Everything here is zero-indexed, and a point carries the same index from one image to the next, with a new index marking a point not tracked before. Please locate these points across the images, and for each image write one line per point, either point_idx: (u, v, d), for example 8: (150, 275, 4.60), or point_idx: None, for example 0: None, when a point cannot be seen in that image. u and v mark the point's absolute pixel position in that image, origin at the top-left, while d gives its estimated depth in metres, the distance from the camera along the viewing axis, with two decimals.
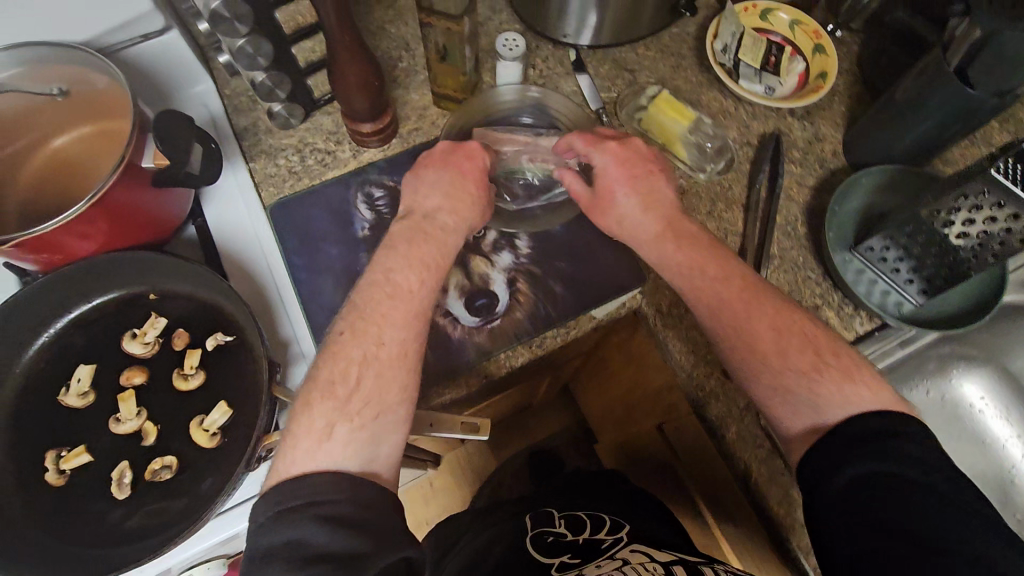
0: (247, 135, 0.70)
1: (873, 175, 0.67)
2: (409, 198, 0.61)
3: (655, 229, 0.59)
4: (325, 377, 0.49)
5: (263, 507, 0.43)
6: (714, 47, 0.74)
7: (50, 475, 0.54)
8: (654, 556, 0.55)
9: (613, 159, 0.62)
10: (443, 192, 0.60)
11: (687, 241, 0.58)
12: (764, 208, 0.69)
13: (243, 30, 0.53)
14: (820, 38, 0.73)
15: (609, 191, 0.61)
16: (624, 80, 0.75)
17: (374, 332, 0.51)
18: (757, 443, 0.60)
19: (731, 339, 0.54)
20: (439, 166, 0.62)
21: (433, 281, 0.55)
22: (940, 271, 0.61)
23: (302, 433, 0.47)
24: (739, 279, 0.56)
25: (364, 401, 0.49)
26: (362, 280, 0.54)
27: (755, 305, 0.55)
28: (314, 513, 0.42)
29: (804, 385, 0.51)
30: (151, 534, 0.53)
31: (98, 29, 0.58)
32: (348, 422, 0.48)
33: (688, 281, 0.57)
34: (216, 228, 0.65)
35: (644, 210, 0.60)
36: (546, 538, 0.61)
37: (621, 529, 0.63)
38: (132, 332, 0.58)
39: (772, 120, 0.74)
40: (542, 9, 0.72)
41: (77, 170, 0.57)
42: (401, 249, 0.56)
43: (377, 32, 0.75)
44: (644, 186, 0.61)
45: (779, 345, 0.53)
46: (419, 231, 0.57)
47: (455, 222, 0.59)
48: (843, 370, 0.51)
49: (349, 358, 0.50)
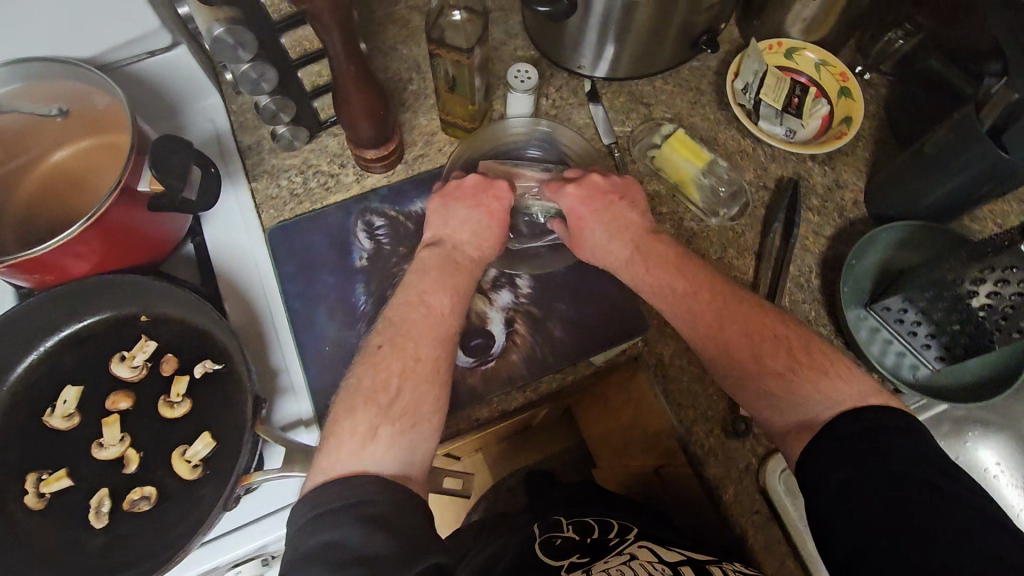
0: (250, 154, 0.69)
1: (894, 230, 0.64)
2: (437, 226, 0.59)
3: (625, 253, 0.59)
4: (368, 385, 0.48)
5: (301, 511, 0.40)
6: (734, 86, 0.71)
7: (29, 498, 0.53)
8: (662, 556, 0.51)
9: (575, 200, 0.61)
10: (472, 228, 0.59)
11: (656, 263, 0.58)
12: (777, 257, 0.67)
13: (246, 56, 0.52)
14: (847, 81, 0.70)
15: (580, 229, 0.61)
16: (639, 114, 0.73)
17: (411, 346, 0.50)
18: (753, 508, 0.58)
19: (709, 352, 0.54)
20: (469, 203, 0.60)
21: (462, 306, 0.54)
22: (961, 340, 0.58)
23: (345, 437, 0.45)
24: (707, 293, 0.55)
25: (403, 410, 0.47)
26: (396, 299, 0.53)
27: (725, 316, 0.54)
28: (353, 512, 0.39)
29: (784, 389, 0.51)
30: (128, 565, 0.52)
31: (103, 46, 0.57)
32: (389, 428, 0.46)
33: (663, 301, 0.56)
34: (213, 249, 0.64)
35: (611, 246, 0.60)
36: (553, 540, 0.58)
37: (629, 528, 0.58)
38: (121, 354, 0.57)
39: (792, 164, 0.71)
40: (558, 41, 0.69)
41: (75, 186, 0.56)
42: (433, 275, 0.55)
43: (388, 52, 0.73)
44: (608, 217, 0.60)
45: (754, 350, 0.52)
46: (450, 261, 0.56)
47: (478, 253, 0.58)
48: (817, 366, 0.51)
49: (389, 370, 0.48)
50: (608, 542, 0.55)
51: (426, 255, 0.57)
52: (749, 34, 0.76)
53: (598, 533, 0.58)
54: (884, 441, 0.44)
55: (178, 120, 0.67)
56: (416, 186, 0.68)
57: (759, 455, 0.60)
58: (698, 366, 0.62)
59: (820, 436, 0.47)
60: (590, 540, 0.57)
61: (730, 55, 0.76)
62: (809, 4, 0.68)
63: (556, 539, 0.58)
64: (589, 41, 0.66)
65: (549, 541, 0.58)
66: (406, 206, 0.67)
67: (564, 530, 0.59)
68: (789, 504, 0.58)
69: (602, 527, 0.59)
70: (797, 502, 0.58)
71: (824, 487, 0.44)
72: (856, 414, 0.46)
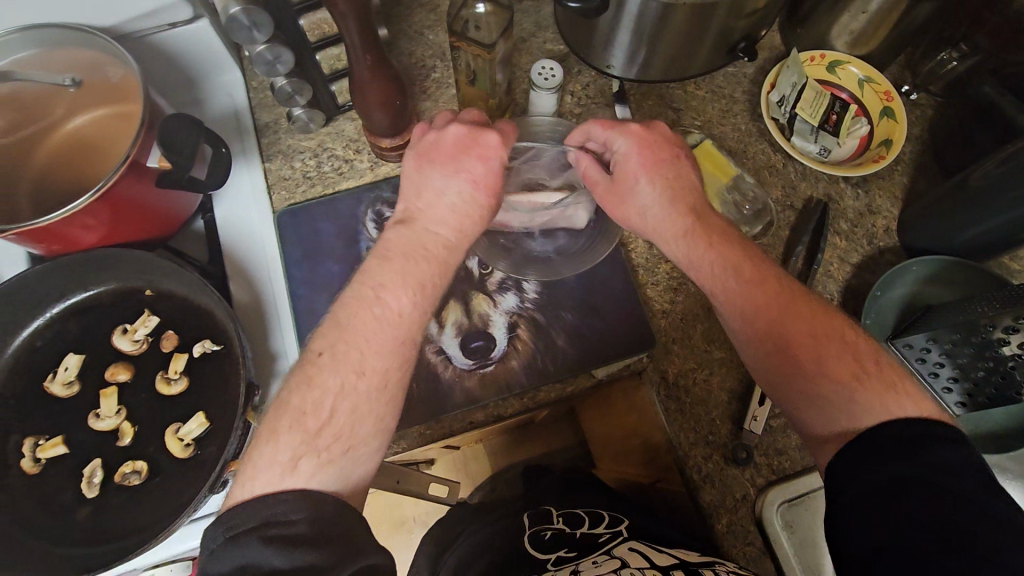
0: (266, 132, 0.67)
1: (925, 264, 0.61)
2: (409, 198, 0.51)
3: (682, 221, 0.52)
4: (296, 403, 0.43)
5: (213, 533, 0.38)
6: (769, 99, 0.68)
7: (26, 462, 0.53)
8: (652, 558, 0.45)
9: (635, 144, 0.55)
10: (450, 204, 0.50)
11: (721, 238, 0.52)
12: (797, 280, 0.64)
13: (261, 38, 0.51)
14: (891, 101, 0.66)
15: (628, 181, 0.55)
16: (666, 119, 0.70)
17: (355, 357, 0.44)
18: (748, 540, 0.56)
19: (767, 344, 0.48)
20: (446, 171, 0.50)
21: (426, 306, 0.48)
22: (986, 387, 0.55)
23: (262, 465, 0.41)
24: (775, 281, 0.49)
25: (335, 436, 0.42)
26: (347, 292, 0.47)
27: (794, 312, 0.48)
28: (265, 535, 0.37)
29: (844, 396, 0.44)
30: (115, 537, 0.52)
31: (124, 15, 0.56)
32: (315, 458, 0.41)
33: (722, 277, 0.50)
34: (223, 228, 0.63)
35: (667, 208, 0.53)
36: (542, 534, 0.52)
37: (621, 521, 0.53)
38: (123, 327, 0.57)
39: (823, 184, 0.68)
40: (588, 38, 0.66)
41: (87, 155, 0.55)
42: (395, 263, 0.47)
43: (413, 36, 0.71)
44: (667, 175, 0.54)
45: (819, 351, 0.46)
46: (415, 246, 0.48)
47: (456, 237, 0.50)
48: (886, 379, 0.44)
49: (323, 387, 0.43)
50: (597, 538, 0.50)
51: (392, 237, 0.50)
52: (792, 42, 0.72)
53: (588, 526, 0.53)
54: (920, 455, 0.39)
55: (198, 94, 0.67)
56: None
57: (758, 485, 0.58)
58: (702, 389, 0.60)
59: (857, 435, 0.43)
60: (580, 535, 0.52)
61: (769, 63, 0.73)
62: (857, 15, 0.64)
63: (546, 533, 0.53)
64: (620, 40, 0.64)
65: (538, 535, 0.53)
66: None
67: (555, 521, 0.54)
68: (785, 539, 0.56)
69: (593, 519, 0.54)
70: (793, 538, 0.56)
71: (848, 487, 0.41)
72: (902, 418, 0.42)
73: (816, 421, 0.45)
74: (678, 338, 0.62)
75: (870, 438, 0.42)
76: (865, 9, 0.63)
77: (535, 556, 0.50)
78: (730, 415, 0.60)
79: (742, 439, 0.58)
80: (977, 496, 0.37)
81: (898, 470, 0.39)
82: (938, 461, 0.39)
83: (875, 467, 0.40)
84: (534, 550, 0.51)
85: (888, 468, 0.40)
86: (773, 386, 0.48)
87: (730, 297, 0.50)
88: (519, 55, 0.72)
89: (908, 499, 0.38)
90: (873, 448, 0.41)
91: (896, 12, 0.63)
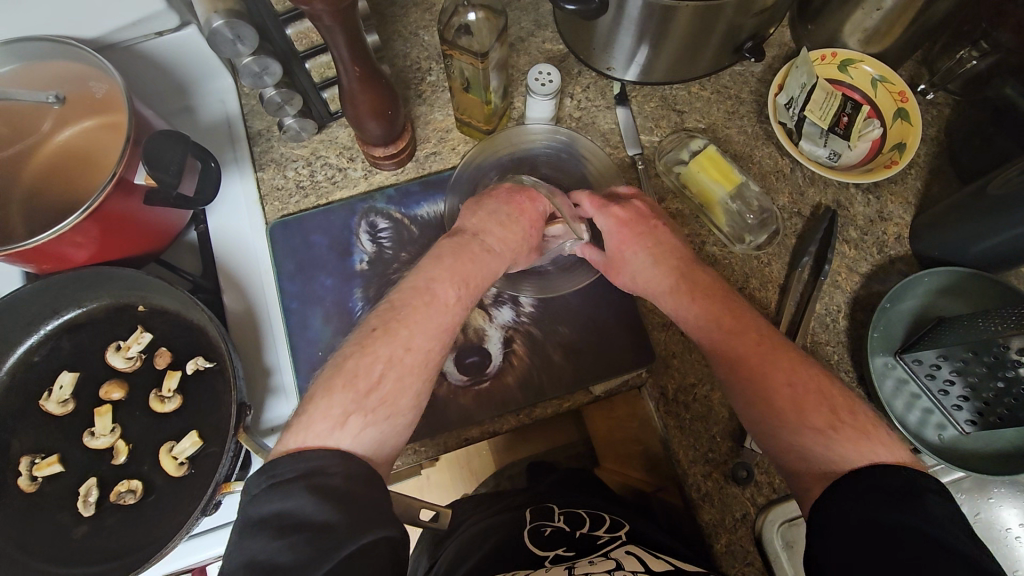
0: (259, 140, 0.66)
1: (938, 276, 0.58)
2: (465, 213, 0.55)
3: (666, 284, 0.54)
4: (349, 366, 0.44)
5: (255, 480, 0.38)
6: (776, 101, 0.65)
7: (23, 480, 0.53)
8: (649, 563, 0.43)
9: (614, 224, 0.56)
10: (501, 220, 0.53)
11: (703, 295, 0.52)
12: (803, 290, 0.62)
13: (246, 50, 0.50)
14: (906, 102, 0.63)
15: (619, 256, 0.56)
16: (670, 122, 0.68)
17: (405, 335, 0.46)
18: (746, 560, 0.55)
19: (749, 390, 0.48)
20: (501, 199, 0.55)
21: (470, 300, 0.50)
22: (1000, 405, 0.53)
23: (317, 417, 0.42)
24: (754, 334, 0.50)
25: (382, 400, 0.44)
26: (404, 283, 0.49)
27: (774, 357, 0.48)
28: (310, 483, 0.38)
29: (819, 442, 0.44)
30: (114, 556, 0.52)
31: (109, 26, 0.55)
32: (363, 418, 0.43)
33: (708, 333, 0.51)
34: (216, 239, 0.63)
35: (654, 266, 0.54)
36: (542, 530, 0.50)
37: (621, 526, 0.51)
38: (117, 344, 0.56)
39: (831, 191, 0.66)
40: (588, 39, 0.64)
41: (72, 170, 0.54)
42: (449, 261, 0.50)
43: (408, 37, 0.69)
44: (651, 240, 0.55)
45: (798, 401, 0.46)
46: (462, 247, 0.51)
47: (501, 248, 0.53)
48: (858, 428, 0.44)
49: (375, 356, 0.45)
50: (597, 539, 0.48)
51: (444, 242, 0.52)
52: (802, 40, 0.69)
53: (588, 526, 0.50)
54: (923, 499, 0.38)
55: (189, 101, 0.66)
56: (424, 188, 0.65)
57: (758, 504, 0.56)
58: (702, 405, 0.59)
59: (833, 481, 0.42)
60: (579, 534, 0.50)
61: (778, 61, 0.70)
62: (872, 12, 0.61)
63: (545, 529, 0.50)
64: (621, 43, 0.61)
65: (538, 530, 0.50)
66: (412, 209, 0.64)
67: (556, 518, 0.52)
68: (784, 558, 0.55)
69: (593, 522, 0.51)
70: (794, 557, 0.55)
71: (830, 530, 0.39)
72: (883, 465, 0.41)
73: (800, 468, 0.45)
74: (679, 351, 0.61)
75: (846, 484, 0.41)
76: (879, 6, 0.60)
77: (534, 551, 0.48)
78: (731, 431, 0.58)
79: (742, 456, 0.57)
80: (948, 540, 0.36)
81: (861, 514, 0.39)
82: (928, 510, 0.38)
83: (850, 503, 0.40)
84: (533, 546, 0.48)
85: (876, 511, 0.38)
86: (755, 432, 0.48)
87: (724, 348, 0.50)
88: (516, 56, 0.70)
89: (881, 541, 0.37)
90: (858, 492, 0.40)
91: (911, 10, 0.59)
